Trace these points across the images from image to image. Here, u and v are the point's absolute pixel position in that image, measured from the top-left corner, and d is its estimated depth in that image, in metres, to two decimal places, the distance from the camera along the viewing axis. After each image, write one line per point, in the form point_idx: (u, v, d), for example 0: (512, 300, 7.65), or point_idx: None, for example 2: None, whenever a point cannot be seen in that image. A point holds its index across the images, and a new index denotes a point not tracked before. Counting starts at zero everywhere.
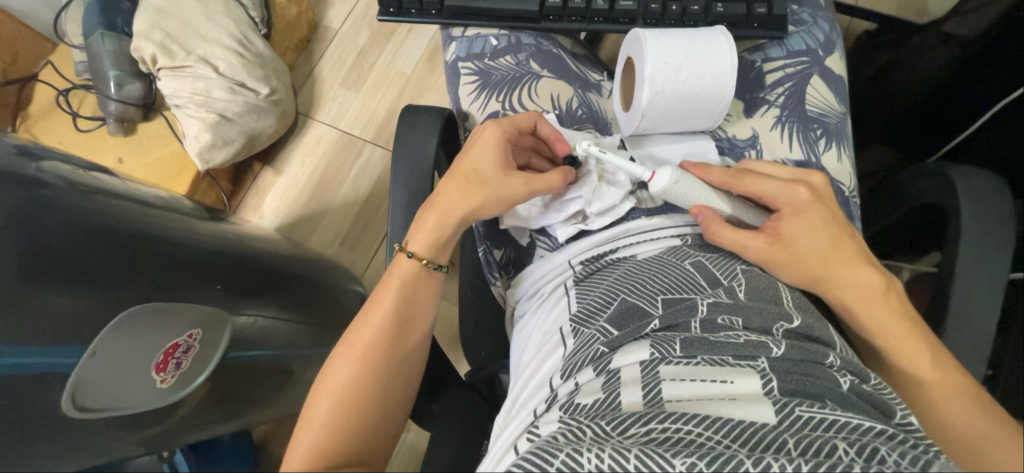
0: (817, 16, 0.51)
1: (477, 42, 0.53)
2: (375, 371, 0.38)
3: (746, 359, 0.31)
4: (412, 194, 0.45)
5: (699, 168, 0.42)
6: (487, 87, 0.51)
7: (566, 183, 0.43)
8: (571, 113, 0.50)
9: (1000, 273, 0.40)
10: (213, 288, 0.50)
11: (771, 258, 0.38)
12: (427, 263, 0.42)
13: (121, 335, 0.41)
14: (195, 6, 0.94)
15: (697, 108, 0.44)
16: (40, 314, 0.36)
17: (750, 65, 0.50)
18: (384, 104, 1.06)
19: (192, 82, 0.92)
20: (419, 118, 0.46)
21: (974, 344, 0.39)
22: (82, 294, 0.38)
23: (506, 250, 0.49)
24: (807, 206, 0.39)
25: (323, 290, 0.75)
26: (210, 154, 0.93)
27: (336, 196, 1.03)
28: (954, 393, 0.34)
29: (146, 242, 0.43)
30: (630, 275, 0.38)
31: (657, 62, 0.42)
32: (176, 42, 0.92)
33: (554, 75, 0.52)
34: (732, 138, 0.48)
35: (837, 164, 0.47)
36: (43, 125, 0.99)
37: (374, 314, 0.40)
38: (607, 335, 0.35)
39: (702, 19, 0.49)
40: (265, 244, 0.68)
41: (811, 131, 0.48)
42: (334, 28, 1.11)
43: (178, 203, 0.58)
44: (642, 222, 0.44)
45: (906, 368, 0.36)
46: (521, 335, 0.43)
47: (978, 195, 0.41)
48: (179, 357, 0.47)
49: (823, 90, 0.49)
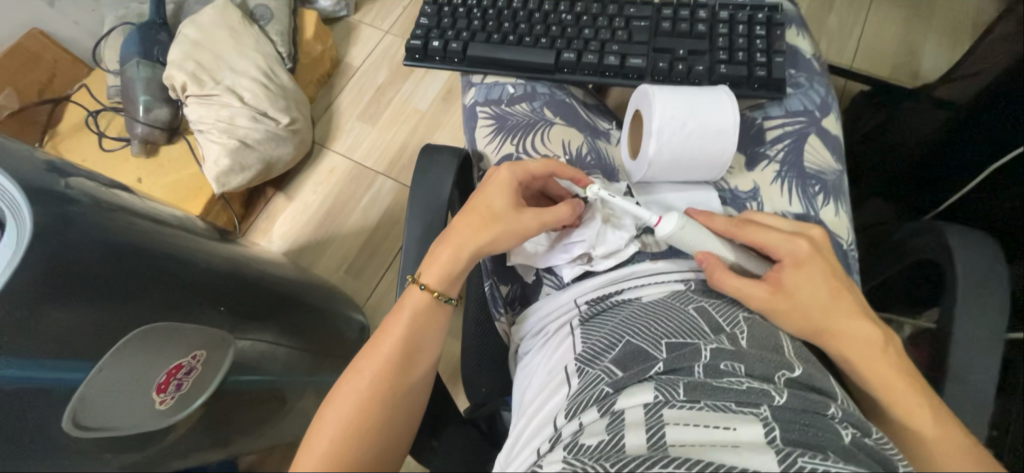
0: (813, 80, 0.54)
1: (495, 89, 0.57)
2: (380, 402, 0.38)
3: (749, 406, 0.31)
4: (426, 228, 0.47)
5: (704, 216, 0.44)
6: (503, 130, 0.54)
7: (573, 215, 0.46)
8: (580, 158, 0.53)
9: (999, 331, 0.40)
10: (217, 310, 0.51)
11: (773, 308, 0.39)
12: (438, 295, 0.43)
13: (130, 353, 0.41)
14: (228, 40, 1.01)
15: (702, 160, 0.46)
16: (54, 327, 0.36)
17: (751, 121, 0.53)
18: (398, 138, 1.10)
19: (218, 110, 0.97)
20: (437, 156, 0.48)
21: (978, 403, 0.39)
22: (94, 307, 0.38)
23: (513, 285, 0.50)
24: (808, 258, 0.40)
25: (324, 316, 0.75)
26: (227, 178, 0.96)
27: (345, 224, 1.05)
28: (956, 453, 0.34)
29: (159, 261, 0.44)
30: (635, 318, 0.38)
31: (664, 116, 0.45)
32: (207, 72, 0.98)
33: (566, 122, 0.55)
34: (734, 189, 0.51)
35: (836, 219, 0.49)
36: (69, 143, 1.03)
37: (383, 343, 0.41)
38: (611, 376, 0.35)
39: (706, 78, 0.53)
40: (273, 268, 0.70)
41: (810, 186, 0.50)
42: (355, 65, 1.17)
43: (192, 223, 0.60)
44: (647, 265, 0.45)
45: (910, 426, 0.35)
46: (524, 372, 0.43)
47: (974, 255, 0.42)
48: (181, 377, 0.47)
49: (821, 148, 0.51)
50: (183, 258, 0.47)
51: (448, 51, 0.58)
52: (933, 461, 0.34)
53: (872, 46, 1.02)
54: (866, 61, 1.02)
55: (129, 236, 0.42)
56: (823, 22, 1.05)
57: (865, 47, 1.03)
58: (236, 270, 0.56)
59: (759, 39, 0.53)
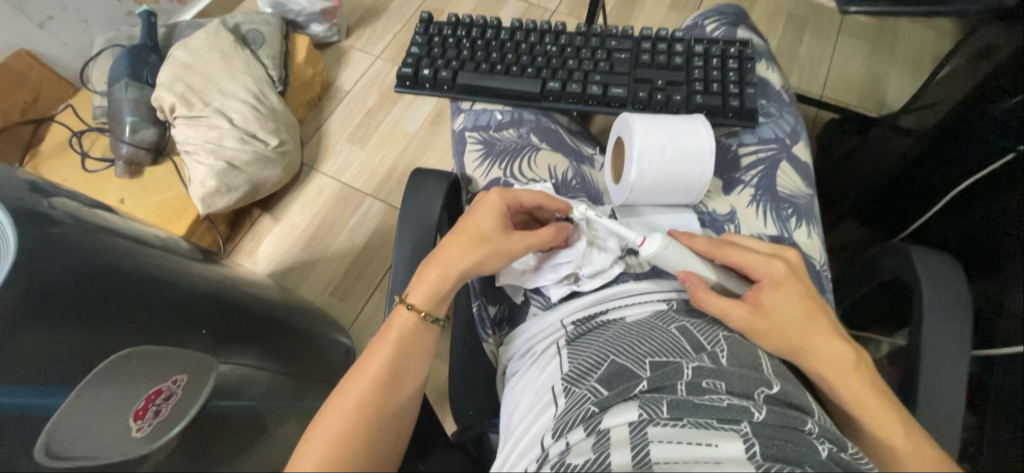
0: (782, 110, 0.58)
1: (484, 116, 0.59)
2: (366, 424, 0.38)
3: (730, 423, 0.32)
4: (415, 250, 0.48)
5: (687, 237, 0.46)
6: (491, 155, 0.56)
7: (558, 240, 0.47)
8: (566, 182, 0.55)
9: (963, 348, 0.42)
10: (198, 333, 0.50)
11: (752, 327, 0.40)
12: (425, 316, 0.43)
13: (115, 374, 0.40)
14: (219, 63, 1.02)
15: (681, 185, 0.48)
16: (35, 351, 0.35)
17: (726, 148, 0.56)
18: (387, 160, 1.11)
19: (206, 131, 0.97)
20: (425, 179, 0.49)
21: (948, 418, 0.41)
22: (66, 331, 0.37)
23: (500, 306, 0.51)
24: (785, 279, 0.41)
25: (308, 338, 0.74)
26: (213, 199, 0.95)
27: (332, 245, 1.04)
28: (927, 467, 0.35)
29: (142, 284, 0.44)
30: (619, 338, 0.39)
31: (644, 144, 0.47)
32: (196, 94, 0.98)
33: (551, 148, 0.57)
34: (712, 212, 0.53)
35: (809, 240, 0.51)
36: (51, 163, 1.01)
37: (370, 365, 0.41)
38: (597, 395, 0.36)
39: (683, 107, 0.55)
40: (257, 290, 0.69)
41: (783, 209, 0.52)
42: (345, 89, 1.19)
43: (175, 244, 0.60)
44: (631, 285, 0.46)
45: (883, 441, 0.37)
46: (512, 393, 0.43)
47: (936, 276, 0.44)
48: (159, 404, 0.45)
49: (792, 174, 0.54)
50: (169, 281, 0.47)
51: (438, 79, 0.60)
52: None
53: (840, 76, 1.08)
54: (836, 89, 1.07)
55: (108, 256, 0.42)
56: (793, 54, 1.11)
57: (834, 77, 1.09)
58: (220, 292, 0.56)
59: (732, 72, 0.56)
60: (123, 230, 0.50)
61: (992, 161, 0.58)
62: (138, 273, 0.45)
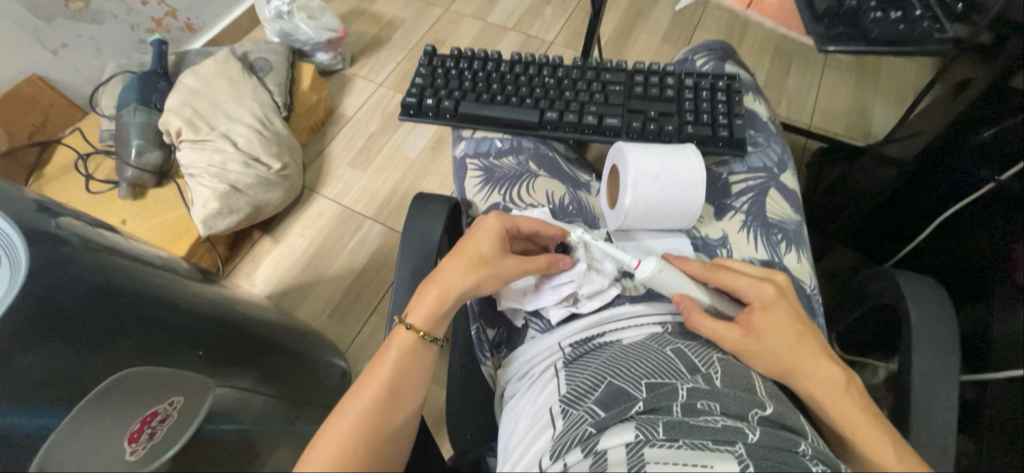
0: (770, 140, 0.60)
1: (484, 143, 0.61)
2: (364, 445, 0.38)
3: (725, 445, 0.33)
4: (415, 272, 0.49)
5: (681, 261, 0.47)
6: (491, 181, 0.58)
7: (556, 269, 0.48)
8: (563, 208, 0.56)
9: (953, 372, 0.43)
10: (195, 354, 0.50)
11: (745, 349, 0.41)
12: (424, 335, 0.44)
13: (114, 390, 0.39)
14: (226, 90, 1.05)
15: (674, 211, 0.50)
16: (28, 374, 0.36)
17: (717, 176, 0.58)
18: (388, 183, 1.13)
19: (211, 155, 0.99)
20: (426, 204, 0.51)
21: (941, 442, 0.41)
22: (60, 353, 0.38)
23: (499, 329, 0.52)
24: (775, 302, 0.42)
25: (305, 361, 0.74)
26: (214, 221, 0.96)
27: (331, 267, 1.05)
28: None
29: (135, 306, 0.45)
30: (616, 359, 0.40)
31: (638, 172, 0.49)
32: (202, 118, 1.01)
33: (549, 174, 0.59)
34: (705, 237, 0.54)
35: (798, 265, 0.53)
36: (55, 184, 1.03)
37: (369, 385, 0.41)
38: (594, 417, 0.36)
39: (675, 137, 0.58)
40: (255, 311, 0.69)
41: (773, 234, 0.54)
42: (349, 114, 1.22)
43: (175, 264, 0.60)
44: (626, 308, 0.47)
45: (878, 464, 0.37)
46: (510, 416, 0.43)
47: (924, 300, 0.45)
48: (155, 426, 0.41)
49: (781, 200, 0.56)
50: (166, 300, 0.49)
51: (441, 108, 0.63)
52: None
53: (827, 106, 1.12)
54: (823, 119, 1.11)
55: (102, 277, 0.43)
56: (781, 85, 1.16)
57: (821, 107, 1.13)
58: (218, 313, 0.57)
59: (721, 104, 0.59)
60: (127, 250, 0.51)
61: (975, 190, 0.60)
62: (138, 294, 0.46)
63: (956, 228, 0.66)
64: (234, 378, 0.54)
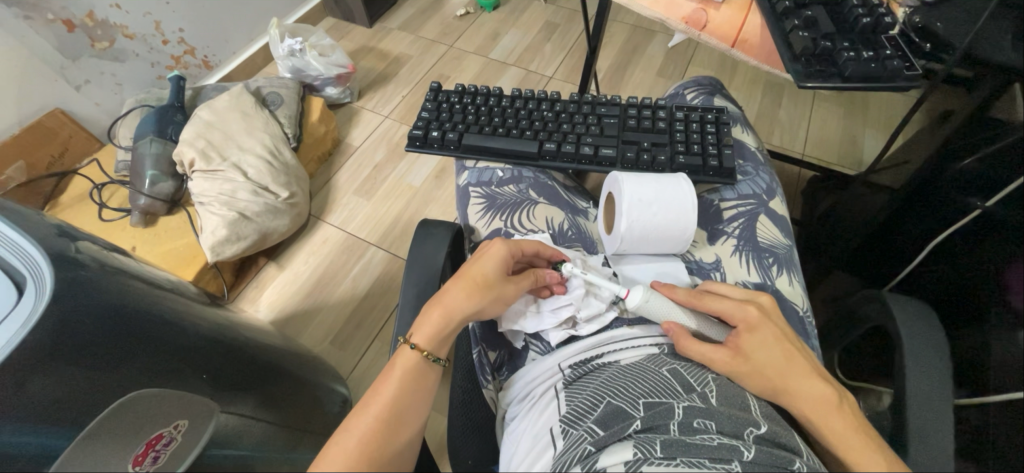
0: (758, 169, 0.63)
1: (486, 173, 0.64)
2: (367, 464, 0.38)
3: (721, 462, 0.33)
4: (419, 295, 0.50)
5: (667, 289, 0.49)
6: (493, 208, 0.60)
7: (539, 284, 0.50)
8: (562, 233, 0.58)
9: (947, 393, 0.44)
10: (200, 379, 0.50)
11: (734, 371, 0.42)
12: (427, 355, 0.45)
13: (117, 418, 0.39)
14: (239, 122, 1.10)
15: (668, 236, 0.52)
16: (35, 396, 0.37)
17: (708, 203, 0.60)
18: (392, 211, 1.16)
19: (221, 184, 1.02)
20: (431, 230, 0.53)
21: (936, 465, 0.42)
22: (63, 376, 0.38)
23: (500, 352, 0.54)
24: (759, 323, 0.43)
25: (307, 387, 0.74)
26: (222, 248, 0.98)
27: (334, 294, 1.06)
28: None
29: (140, 328, 0.46)
30: (614, 379, 0.41)
31: (633, 199, 0.51)
32: (215, 150, 1.05)
33: (549, 202, 0.61)
34: (699, 261, 0.56)
35: (790, 287, 0.54)
36: (69, 213, 1.05)
37: (374, 403, 0.42)
38: (594, 436, 0.37)
39: (668, 166, 0.61)
40: (260, 336, 0.70)
41: (764, 258, 0.56)
42: (355, 145, 1.27)
43: (184, 288, 0.62)
44: (624, 330, 0.49)
45: None
46: (511, 438, 0.44)
47: (915, 323, 0.47)
48: (159, 449, 0.40)
49: (770, 226, 0.58)
50: (175, 324, 0.50)
51: (445, 139, 0.66)
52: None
53: (819, 135, 1.16)
54: (816, 147, 1.15)
55: (110, 299, 0.44)
56: (773, 116, 1.20)
57: (813, 136, 1.17)
58: (223, 336, 0.58)
59: (710, 135, 0.62)
60: (140, 274, 0.52)
61: (959, 218, 0.61)
62: (147, 317, 0.47)
63: (941, 254, 0.67)
64: (235, 404, 0.54)
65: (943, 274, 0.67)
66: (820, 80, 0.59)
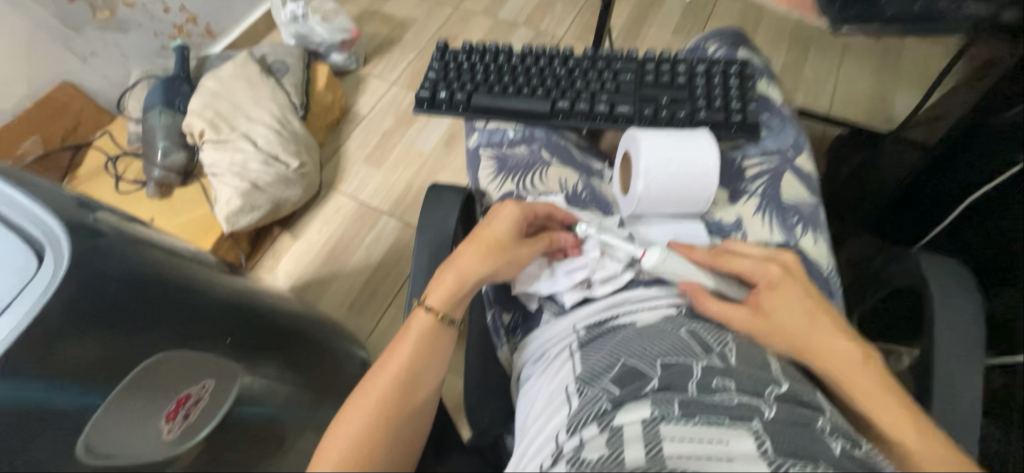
0: (785, 123, 0.60)
1: (496, 134, 0.62)
2: (386, 421, 0.39)
3: (741, 421, 0.33)
4: (431, 259, 0.50)
5: (686, 249, 0.48)
6: (504, 170, 0.58)
7: (550, 248, 0.50)
8: (576, 195, 0.57)
9: (966, 354, 0.44)
10: (223, 341, 0.52)
11: (755, 329, 0.42)
12: (442, 318, 0.45)
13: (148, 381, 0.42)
14: (246, 91, 1.08)
15: (687, 196, 0.51)
16: (65, 364, 0.37)
17: (730, 160, 0.58)
18: (403, 180, 1.15)
19: (232, 154, 1.02)
20: (443, 193, 0.52)
21: (951, 422, 0.42)
22: (93, 341, 0.39)
23: (515, 313, 0.53)
24: (781, 280, 0.43)
25: (328, 353, 0.75)
26: (236, 218, 0.99)
27: (349, 262, 1.07)
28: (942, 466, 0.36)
29: (171, 293, 0.46)
30: (631, 340, 0.41)
31: (651, 157, 0.49)
32: (224, 120, 1.04)
33: (562, 163, 0.59)
34: (719, 221, 0.55)
35: (814, 247, 0.53)
36: (87, 185, 1.07)
37: (391, 364, 0.43)
38: (610, 394, 0.37)
39: (687, 123, 0.58)
40: (279, 302, 0.71)
41: (788, 218, 0.54)
42: (363, 113, 1.25)
43: (203, 257, 0.62)
44: (640, 291, 0.48)
45: (894, 438, 0.38)
46: (526, 397, 0.45)
47: (945, 282, 0.46)
48: (189, 407, 0.46)
49: (796, 184, 0.56)
50: (198, 290, 0.50)
51: (454, 100, 0.64)
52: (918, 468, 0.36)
53: (846, 91, 1.10)
54: (844, 100, 1.09)
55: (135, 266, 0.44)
56: (800, 69, 1.14)
57: (841, 88, 1.11)
58: (246, 302, 0.58)
59: (733, 89, 0.59)
60: (158, 243, 0.52)
61: (996, 177, 0.58)
62: (168, 282, 0.47)
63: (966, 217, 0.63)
64: (258, 367, 0.56)
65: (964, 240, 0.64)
66: (857, 25, 0.55)
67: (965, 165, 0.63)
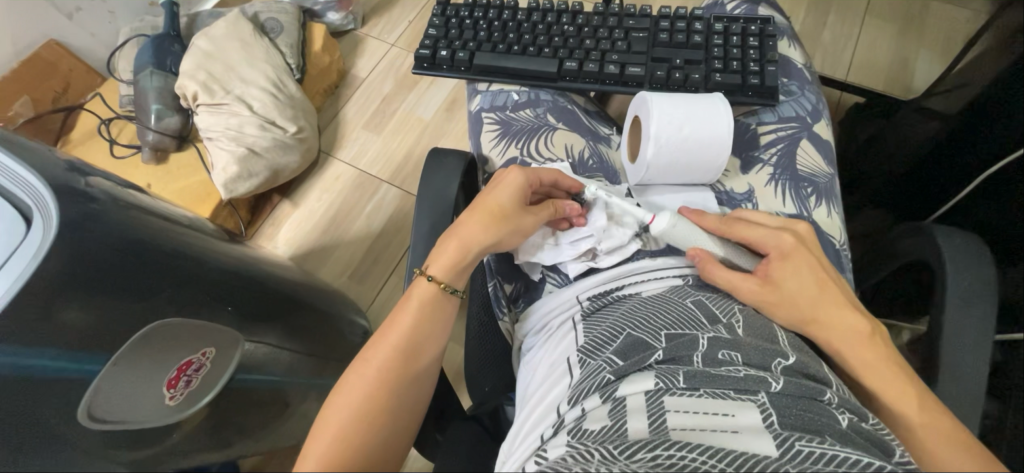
0: (804, 88, 0.57)
1: (500, 96, 0.59)
2: (387, 389, 0.39)
3: (747, 394, 0.33)
4: (433, 227, 0.49)
5: (696, 214, 0.48)
6: (507, 135, 0.56)
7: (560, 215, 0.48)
8: (583, 162, 0.55)
9: (973, 330, 0.43)
10: (224, 309, 0.51)
11: (763, 300, 0.41)
12: (444, 287, 0.44)
13: (141, 352, 0.42)
14: (239, 52, 1.04)
15: (699, 163, 0.49)
16: (62, 328, 0.36)
17: (745, 127, 0.56)
18: (403, 147, 1.12)
19: (228, 118, 0.99)
20: (444, 159, 0.50)
21: (952, 396, 0.42)
22: (94, 308, 0.38)
23: (516, 284, 0.53)
24: (794, 251, 0.43)
25: (330, 321, 0.75)
26: (234, 185, 0.97)
27: (350, 230, 1.06)
28: (940, 434, 0.36)
29: (173, 261, 0.45)
30: (635, 312, 0.40)
31: (662, 121, 0.47)
32: (217, 82, 1.00)
33: (568, 128, 0.57)
34: (730, 191, 0.53)
35: (828, 219, 0.51)
36: (80, 149, 1.04)
37: (392, 333, 0.42)
38: (612, 365, 0.36)
39: (702, 86, 0.55)
40: (279, 269, 0.70)
41: (802, 188, 0.52)
42: (362, 76, 1.20)
43: (201, 224, 0.61)
44: (645, 262, 0.47)
45: (896, 408, 0.38)
46: (528, 366, 0.45)
47: (962, 256, 0.45)
48: (190, 374, 0.47)
49: (813, 152, 0.54)
50: (199, 257, 0.49)
51: (455, 60, 0.61)
52: (920, 443, 0.36)
53: (871, 49, 1.04)
54: (865, 58, 1.04)
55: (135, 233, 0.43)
56: (820, 25, 1.08)
57: (863, 45, 1.05)
58: (246, 269, 0.57)
59: (752, 50, 0.56)
60: (156, 208, 0.50)
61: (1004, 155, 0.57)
62: (167, 250, 0.45)
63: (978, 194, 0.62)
64: (259, 333, 0.57)
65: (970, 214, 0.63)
66: None
67: (979, 139, 0.61)
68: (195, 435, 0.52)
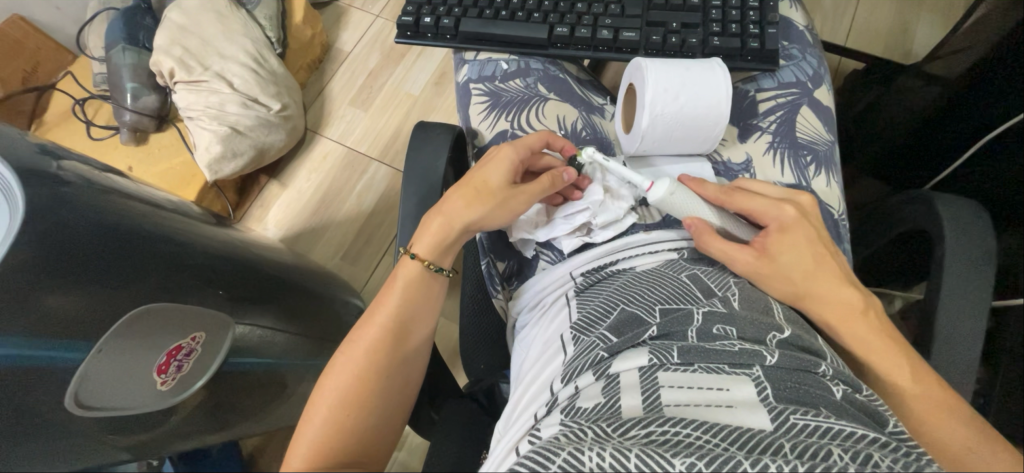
0: (806, 52, 0.55)
1: (488, 66, 0.57)
2: (375, 372, 0.39)
3: (742, 367, 0.32)
4: (422, 203, 0.47)
5: (696, 183, 0.46)
6: (497, 107, 0.54)
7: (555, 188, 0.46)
8: (576, 134, 0.53)
9: (971, 297, 0.43)
10: (215, 293, 0.50)
11: (758, 271, 0.41)
12: (428, 265, 0.43)
13: (123, 341, 0.40)
14: (215, 26, 0.98)
15: (697, 131, 0.47)
16: (39, 318, 0.35)
17: (744, 94, 0.54)
18: (392, 123, 1.09)
19: (207, 96, 0.95)
20: (430, 133, 0.48)
21: (946, 364, 0.42)
22: (82, 294, 0.37)
23: (508, 262, 0.51)
24: (794, 223, 0.42)
25: (323, 304, 0.74)
26: (219, 166, 0.94)
27: (340, 210, 1.04)
28: (933, 406, 0.36)
29: (157, 246, 0.43)
30: (629, 286, 0.40)
31: (656, 88, 0.45)
32: (194, 58, 0.96)
33: (560, 98, 0.55)
34: (727, 161, 0.52)
35: (826, 188, 0.50)
36: (54, 132, 1.00)
37: (378, 313, 0.42)
38: (606, 342, 0.36)
39: (699, 51, 0.53)
40: (270, 253, 0.68)
41: (801, 157, 0.51)
42: (346, 50, 1.15)
43: (186, 208, 0.59)
44: (640, 236, 0.46)
45: (885, 379, 0.38)
46: (522, 345, 0.45)
47: (962, 223, 0.45)
48: (181, 359, 0.46)
49: (813, 119, 0.53)
50: (185, 243, 0.47)
51: (440, 27, 0.58)
52: (912, 413, 0.37)
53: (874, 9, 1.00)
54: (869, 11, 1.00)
55: (115, 219, 0.40)
56: None
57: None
58: (235, 253, 0.56)
59: (752, 11, 0.54)
60: (137, 193, 0.48)
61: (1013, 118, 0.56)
62: (150, 235, 0.43)
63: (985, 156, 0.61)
64: (254, 317, 0.57)
65: (978, 179, 0.62)
66: None
67: (982, 102, 0.59)
68: (192, 419, 0.51)
